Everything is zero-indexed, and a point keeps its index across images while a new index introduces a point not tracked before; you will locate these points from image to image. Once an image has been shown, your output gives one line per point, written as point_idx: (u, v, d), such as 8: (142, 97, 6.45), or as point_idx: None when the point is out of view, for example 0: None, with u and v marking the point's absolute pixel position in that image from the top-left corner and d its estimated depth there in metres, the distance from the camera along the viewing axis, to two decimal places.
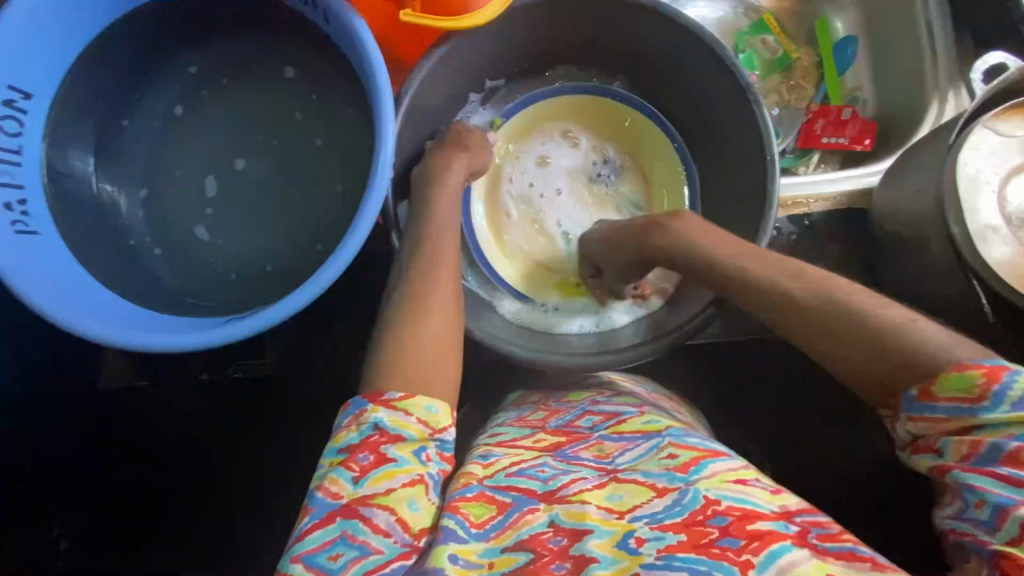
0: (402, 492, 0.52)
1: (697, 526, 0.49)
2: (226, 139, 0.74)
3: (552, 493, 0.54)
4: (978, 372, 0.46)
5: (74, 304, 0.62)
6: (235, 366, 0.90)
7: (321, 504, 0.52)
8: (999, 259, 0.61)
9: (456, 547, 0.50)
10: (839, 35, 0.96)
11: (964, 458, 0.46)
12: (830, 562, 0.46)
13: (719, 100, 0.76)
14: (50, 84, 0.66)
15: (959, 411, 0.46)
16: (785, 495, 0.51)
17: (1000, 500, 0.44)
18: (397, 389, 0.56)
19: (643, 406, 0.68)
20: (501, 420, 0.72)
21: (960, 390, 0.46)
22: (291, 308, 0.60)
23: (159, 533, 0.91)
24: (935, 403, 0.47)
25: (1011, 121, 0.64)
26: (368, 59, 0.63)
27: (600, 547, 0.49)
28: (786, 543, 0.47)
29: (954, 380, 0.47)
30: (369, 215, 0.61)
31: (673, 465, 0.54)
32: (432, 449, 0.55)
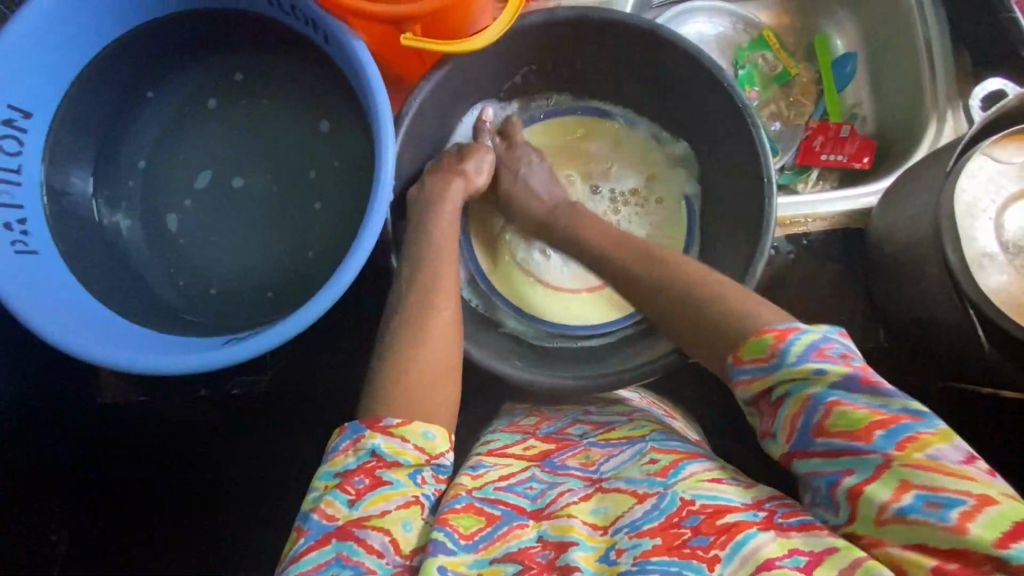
0: (397, 514, 0.53)
1: (672, 528, 0.50)
2: (225, 157, 0.75)
3: (541, 511, 0.55)
4: (770, 333, 0.52)
5: (72, 322, 0.62)
6: (232, 382, 0.90)
7: (317, 526, 0.52)
8: (996, 287, 0.62)
9: (444, 559, 0.50)
10: (839, 52, 0.97)
11: (787, 438, 0.51)
12: (793, 538, 0.48)
13: (718, 121, 0.76)
14: (50, 103, 0.67)
15: (762, 371, 0.52)
16: (756, 488, 0.54)
17: (830, 477, 0.48)
18: (396, 414, 0.56)
19: (633, 413, 0.69)
20: (493, 426, 0.73)
21: (753, 352, 0.52)
22: (292, 328, 0.61)
23: (157, 545, 0.91)
24: (741, 366, 0.53)
25: (1009, 148, 0.64)
26: (368, 82, 0.63)
27: (585, 559, 0.50)
28: (752, 530, 0.48)
29: (752, 344, 0.53)
30: (361, 252, 0.61)
31: (653, 470, 0.56)
32: (428, 472, 0.56)
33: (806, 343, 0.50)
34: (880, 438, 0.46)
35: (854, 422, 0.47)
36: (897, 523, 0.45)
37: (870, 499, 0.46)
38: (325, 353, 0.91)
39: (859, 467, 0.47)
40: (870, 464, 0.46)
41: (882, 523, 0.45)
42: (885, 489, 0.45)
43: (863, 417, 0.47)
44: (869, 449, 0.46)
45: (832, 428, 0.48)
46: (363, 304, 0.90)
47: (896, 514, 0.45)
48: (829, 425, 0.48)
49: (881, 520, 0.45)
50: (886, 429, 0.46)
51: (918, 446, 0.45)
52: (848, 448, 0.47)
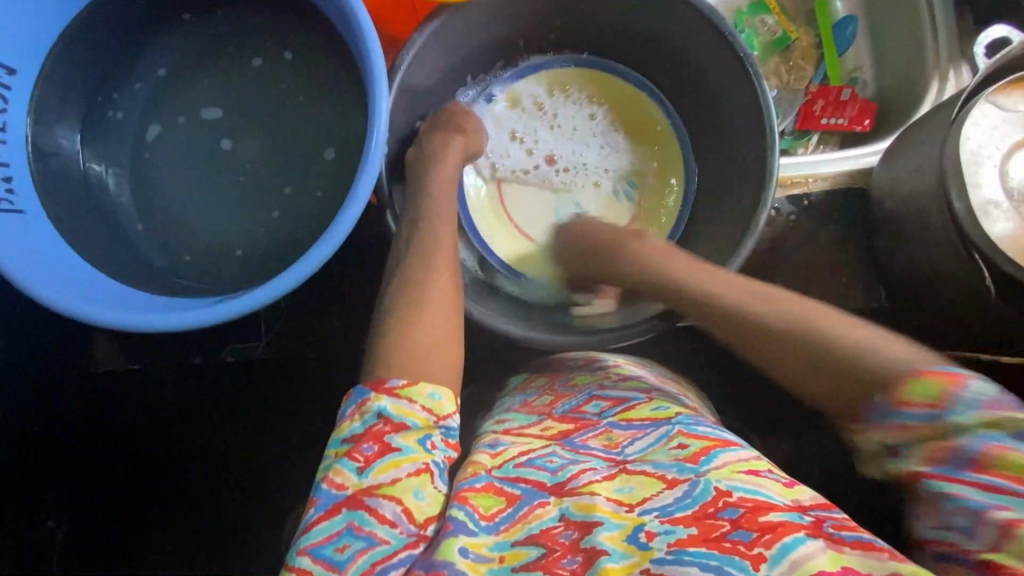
0: (407, 482, 0.51)
1: (708, 519, 0.48)
2: (215, 118, 0.73)
3: (562, 487, 0.53)
4: (939, 378, 0.48)
5: (63, 281, 0.61)
6: (227, 350, 0.88)
7: (326, 496, 0.51)
8: (1001, 235, 0.61)
9: (466, 540, 0.49)
10: (839, 15, 0.95)
11: (930, 462, 0.47)
12: (845, 553, 0.46)
13: (719, 77, 0.75)
14: (33, 59, 0.65)
15: (933, 418, 0.47)
16: (798, 488, 0.51)
17: (976, 504, 0.44)
18: (399, 376, 0.56)
19: (652, 392, 0.66)
20: (506, 406, 0.71)
21: (924, 396, 0.48)
22: (285, 284, 0.60)
23: (155, 520, 0.91)
24: (910, 410, 0.49)
25: (1013, 95, 0.64)
26: (361, 31, 0.62)
27: (611, 540, 0.48)
28: (799, 535, 0.46)
29: (922, 385, 0.49)
30: (343, 224, 0.60)
31: (683, 456, 0.54)
32: (437, 437, 0.54)
33: (983, 393, 0.47)
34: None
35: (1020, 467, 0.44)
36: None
37: None
38: (322, 322, 0.90)
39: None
40: None
41: None
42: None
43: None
44: None
45: (997, 468, 0.44)
46: (360, 274, 0.89)
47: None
48: (995, 465, 0.44)
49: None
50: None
51: None
52: (1012, 489, 0.43)
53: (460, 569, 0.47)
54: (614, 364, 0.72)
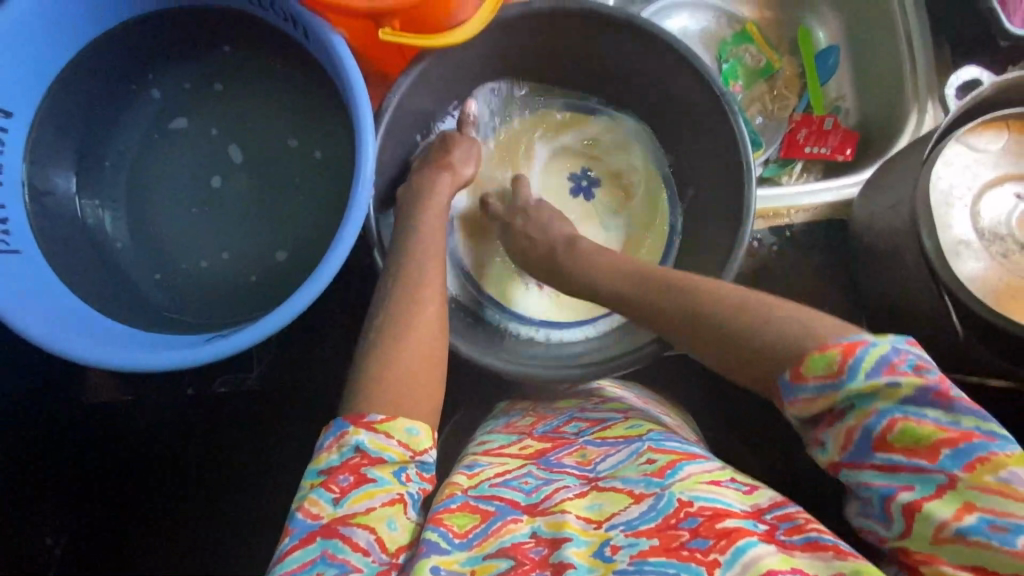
0: (381, 511, 0.53)
1: (670, 530, 0.49)
2: (207, 155, 0.75)
3: (535, 506, 0.55)
4: (836, 347, 0.46)
5: (56, 319, 0.63)
6: (219, 381, 0.90)
7: (301, 525, 0.52)
8: (971, 274, 0.63)
9: (437, 559, 0.50)
10: (822, 45, 0.97)
11: (842, 449, 0.46)
12: (796, 556, 0.47)
13: (701, 113, 0.77)
14: (29, 103, 0.67)
15: (825, 388, 0.46)
16: (759, 494, 0.53)
17: (884, 491, 0.44)
18: (379, 410, 0.56)
19: (629, 411, 0.68)
20: (489, 427, 0.72)
21: (821, 368, 0.45)
22: (273, 324, 0.61)
23: (147, 547, 0.91)
24: (802, 383, 0.47)
25: (983, 136, 0.65)
26: (348, 77, 0.63)
27: (578, 555, 0.49)
28: (753, 539, 0.47)
29: (815, 360, 0.46)
30: (330, 266, 0.61)
31: (650, 470, 0.55)
32: (412, 469, 0.55)
33: (876, 358, 0.44)
34: (947, 455, 0.42)
35: (919, 438, 0.43)
36: (956, 544, 0.41)
37: (929, 517, 0.42)
38: (312, 350, 0.91)
39: (920, 484, 0.43)
40: (933, 483, 0.42)
41: (938, 542, 0.42)
42: (948, 508, 0.41)
43: (934, 434, 0.42)
44: (935, 468, 0.42)
45: (895, 443, 0.44)
46: (350, 300, 0.90)
47: (956, 535, 0.41)
48: (891, 441, 0.44)
49: (937, 539, 0.42)
50: (953, 448, 0.42)
51: (991, 468, 0.41)
52: (909, 464, 0.43)
53: None
54: (597, 387, 0.76)
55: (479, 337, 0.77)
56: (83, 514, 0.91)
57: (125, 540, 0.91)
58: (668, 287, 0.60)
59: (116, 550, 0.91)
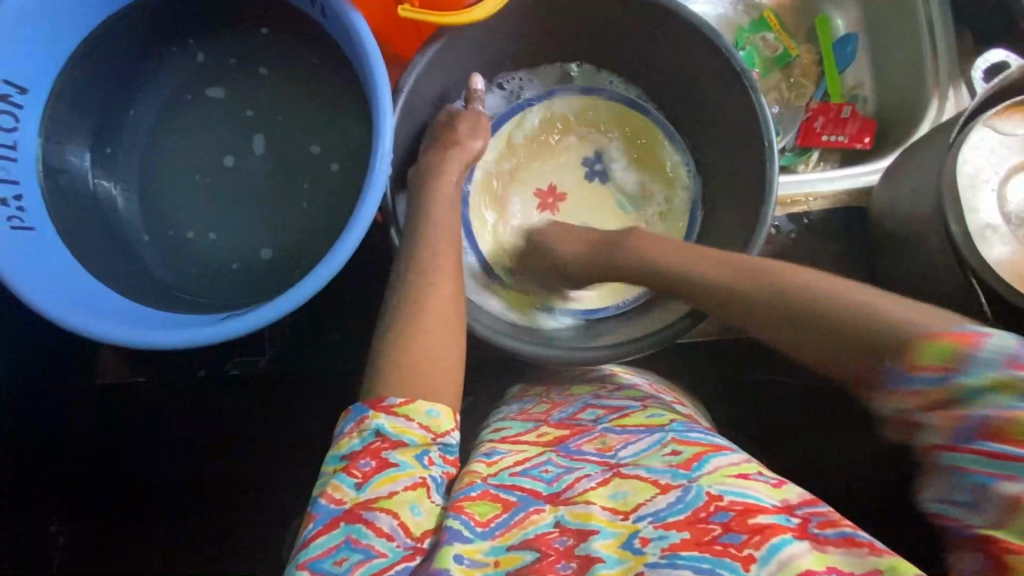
0: (403, 496, 0.52)
1: (700, 523, 0.48)
2: (222, 134, 0.74)
3: (557, 496, 0.54)
4: (950, 338, 0.42)
5: (70, 297, 0.62)
6: (231, 363, 0.90)
7: (324, 510, 0.51)
8: (998, 259, 0.62)
9: (461, 547, 0.49)
10: (839, 33, 0.96)
11: (943, 431, 0.41)
12: (830, 553, 0.46)
13: (719, 97, 0.76)
14: (45, 80, 0.66)
15: (940, 379, 0.41)
16: (787, 487, 0.51)
17: (986, 479, 0.38)
18: (398, 394, 0.56)
19: (647, 400, 0.67)
20: (502, 414, 0.71)
21: (937, 357, 0.42)
22: (289, 302, 0.60)
23: (158, 531, 0.91)
24: (918, 372, 0.43)
25: (1011, 120, 0.64)
26: (366, 53, 0.63)
27: (606, 547, 0.49)
28: (787, 536, 0.46)
29: (937, 348, 0.42)
30: (345, 248, 0.61)
31: (676, 462, 0.55)
32: (435, 452, 0.55)
33: (1002, 351, 0.40)
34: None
35: None
36: None
37: None
38: (324, 334, 0.90)
39: None
40: None
41: None
42: None
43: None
44: None
45: (1016, 434, 0.38)
46: (363, 284, 0.90)
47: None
48: (1014, 431, 0.38)
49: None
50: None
51: None
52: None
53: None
54: (612, 373, 0.75)
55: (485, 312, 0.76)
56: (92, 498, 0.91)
57: (113, 536, 0.91)
58: (744, 269, 0.59)
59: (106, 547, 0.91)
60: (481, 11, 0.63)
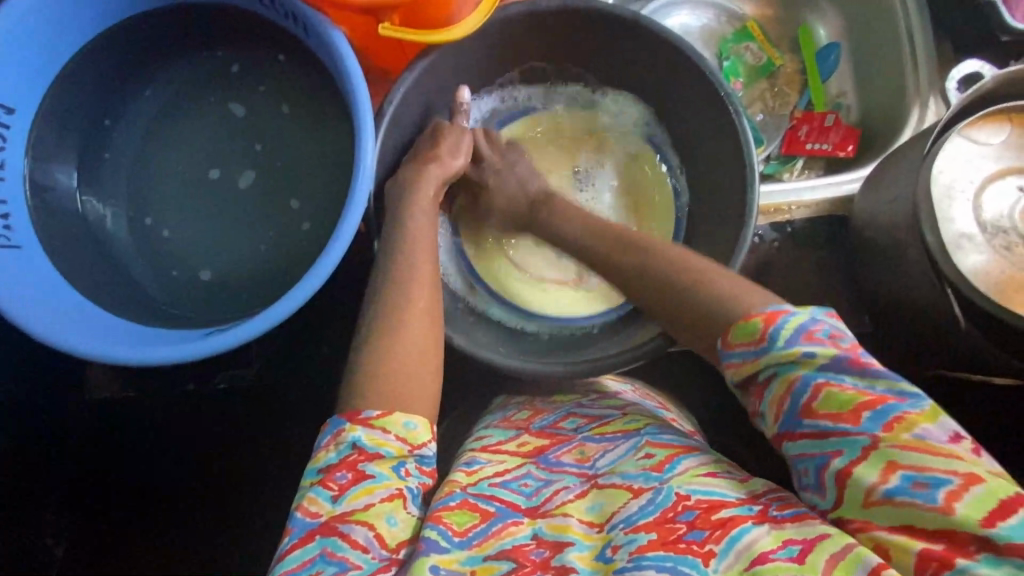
0: (380, 507, 0.52)
1: (668, 523, 0.49)
2: (207, 149, 0.75)
3: (536, 509, 0.55)
4: (759, 318, 0.51)
5: (53, 312, 0.63)
6: (221, 376, 0.89)
7: (300, 524, 0.51)
8: (974, 267, 0.63)
9: (437, 557, 0.50)
10: (822, 42, 0.97)
11: (775, 418, 0.50)
12: (787, 529, 0.47)
13: (701, 108, 0.77)
14: (32, 99, 0.67)
15: (750, 354, 0.51)
16: (753, 482, 0.53)
17: (818, 460, 0.47)
18: (375, 407, 0.56)
19: (627, 407, 0.67)
20: (486, 421, 0.71)
21: (744, 336, 0.51)
22: (271, 319, 0.61)
23: (145, 545, 0.91)
24: (731, 350, 0.52)
25: (984, 129, 0.65)
26: (347, 70, 0.63)
27: (581, 559, 0.49)
28: (748, 524, 0.48)
29: (742, 328, 0.52)
30: (326, 265, 0.61)
31: (649, 465, 0.55)
32: (411, 464, 0.55)
33: (795, 326, 0.49)
34: (868, 419, 0.46)
35: (843, 403, 0.47)
36: (885, 505, 0.44)
37: (859, 481, 0.45)
38: (312, 346, 0.91)
39: (847, 449, 0.46)
40: (858, 446, 0.46)
41: (869, 506, 0.45)
42: (874, 470, 0.45)
43: (855, 400, 0.46)
44: (858, 430, 0.46)
45: (820, 409, 0.47)
46: (351, 295, 0.90)
47: (884, 497, 0.44)
48: (817, 407, 0.47)
49: (869, 503, 0.45)
50: (873, 410, 0.46)
51: (906, 427, 0.45)
52: (836, 430, 0.47)
53: None
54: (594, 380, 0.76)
55: (472, 328, 0.77)
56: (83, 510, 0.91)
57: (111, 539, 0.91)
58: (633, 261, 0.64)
59: (106, 547, 0.91)
60: (464, 31, 0.65)
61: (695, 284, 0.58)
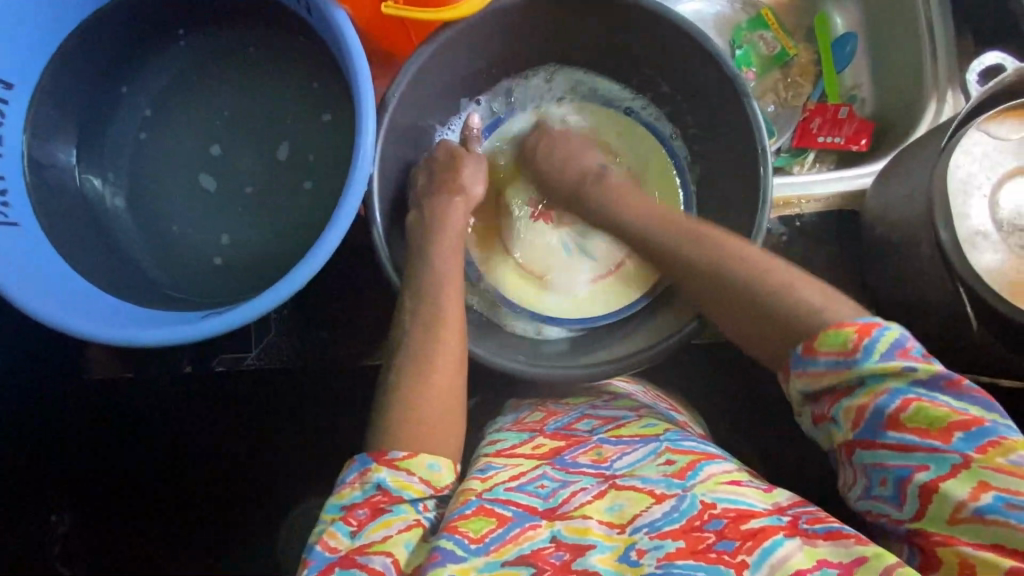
0: (398, 536, 0.50)
1: (694, 532, 0.49)
2: (206, 131, 0.74)
3: (554, 510, 0.53)
4: (850, 327, 0.49)
5: (57, 294, 0.62)
6: (217, 360, 0.87)
7: (320, 556, 0.50)
8: (987, 266, 0.61)
9: (453, 568, 0.47)
10: (838, 32, 0.94)
11: (852, 426, 0.48)
12: (819, 545, 0.47)
13: (714, 98, 0.75)
14: (29, 75, 0.66)
15: (838, 365, 0.48)
16: (777, 492, 0.52)
17: (899, 472, 0.46)
18: (399, 448, 0.55)
19: (641, 409, 0.67)
20: (498, 425, 0.70)
21: (832, 344, 0.49)
22: (269, 303, 0.60)
23: (148, 527, 0.92)
24: (815, 357, 0.50)
25: (1005, 124, 0.63)
26: (349, 51, 0.62)
27: (603, 561, 0.48)
28: (778, 538, 0.47)
29: (830, 336, 0.49)
30: (324, 248, 0.60)
31: (670, 471, 0.54)
32: (430, 502, 0.54)
33: (892, 340, 0.47)
34: (959, 438, 0.44)
35: (932, 420, 0.45)
36: (973, 523, 0.43)
37: (947, 496, 0.44)
38: (311, 333, 0.90)
39: (935, 464, 0.44)
40: (948, 462, 0.44)
41: (954, 522, 0.43)
42: (964, 487, 0.43)
43: (947, 415, 0.45)
44: (948, 448, 0.44)
45: (908, 423, 0.46)
46: (352, 283, 0.90)
47: (973, 515, 0.43)
48: (904, 419, 0.46)
49: (955, 519, 0.43)
50: (966, 431, 0.44)
51: (1002, 451, 0.43)
52: (922, 446, 0.45)
53: None
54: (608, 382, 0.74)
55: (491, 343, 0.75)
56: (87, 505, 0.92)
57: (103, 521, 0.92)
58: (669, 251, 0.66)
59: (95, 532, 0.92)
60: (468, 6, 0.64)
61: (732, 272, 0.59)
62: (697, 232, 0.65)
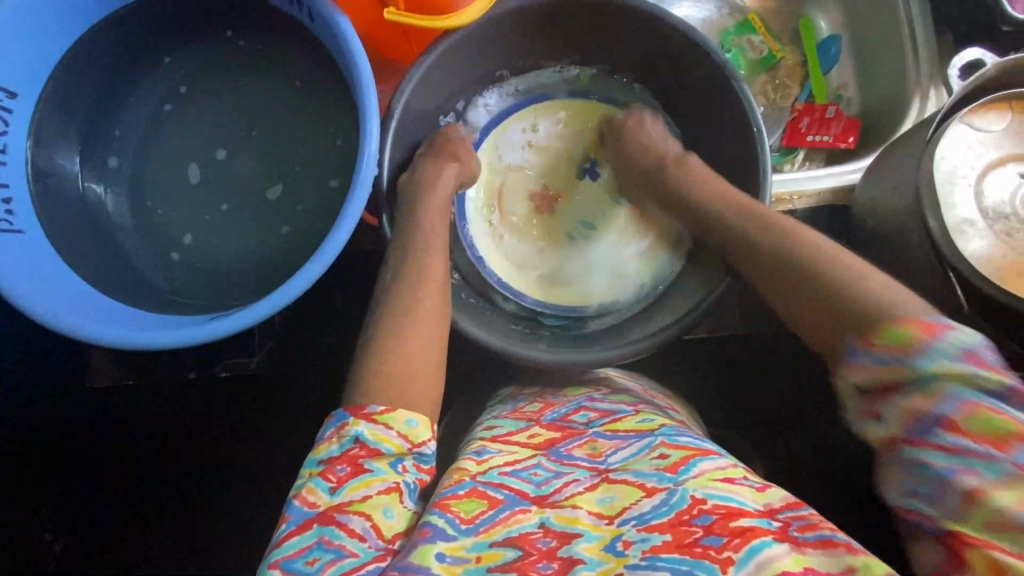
0: (378, 499, 0.51)
1: (682, 526, 0.49)
2: (209, 137, 0.75)
3: (545, 498, 0.54)
4: (916, 327, 0.47)
5: (59, 299, 0.63)
6: (221, 365, 0.89)
7: (298, 512, 0.50)
8: (975, 252, 0.63)
9: (443, 545, 0.49)
10: (823, 34, 0.97)
11: (904, 424, 0.45)
12: (807, 554, 0.47)
13: (709, 100, 0.77)
14: (35, 84, 0.67)
15: (896, 360, 0.46)
16: (770, 492, 0.52)
17: (944, 472, 0.43)
18: (379, 402, 0.55)
19: (639, 405, 0.67)
20: (496, 412, 0.71)
21: (893, 340, 0.47)
22: (275, 304, 0.60)
23: (146, 538, 0.91)
24: (872, 352, 0.49)
25: (986, 116, 0.66)
26: (352, 57, 0.63)
27: (589, 550, 0.49)
28: (767, 539, 0.47)
29: (894, 334, 0.47)
30: (331, 248, 0.61)
31: (662, 466, 0.55)
32: (409, 461, 0.54)
33: (960, 344, 0.45)
34: (1020, 450, 0.41)
35: (994, 429, 0.42)
36: (1017, 532, 0.40)
37: (993, 502, 0.41)
38: (313, 337, 0.91)
39: (986, 469, 0.42)
40: (1001, 470, 0.41)
41: (995, 528, 0.41)
42: (1012, 497, 0.41)
43: (1011, 427, 0.42)
44: (1006, 457, 0.41)
45: (966, 428, 0.43)
46: (353, 286, 0.91)
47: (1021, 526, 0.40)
48: (963, 424, 0.43)
49: (999, 526, 0.41)
50: None
51: None
52: (980, 451, 0.42)
53: (437, 573, 0.47)
54: (605, 376, 0.75)
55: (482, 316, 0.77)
56: (80, 510, 0.91)
57: (100, 532, 0.91)
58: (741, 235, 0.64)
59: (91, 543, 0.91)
60: (471, 14, 0.66)
61: (789, 261, 0.59)
62: (767, 220, 0.63)
